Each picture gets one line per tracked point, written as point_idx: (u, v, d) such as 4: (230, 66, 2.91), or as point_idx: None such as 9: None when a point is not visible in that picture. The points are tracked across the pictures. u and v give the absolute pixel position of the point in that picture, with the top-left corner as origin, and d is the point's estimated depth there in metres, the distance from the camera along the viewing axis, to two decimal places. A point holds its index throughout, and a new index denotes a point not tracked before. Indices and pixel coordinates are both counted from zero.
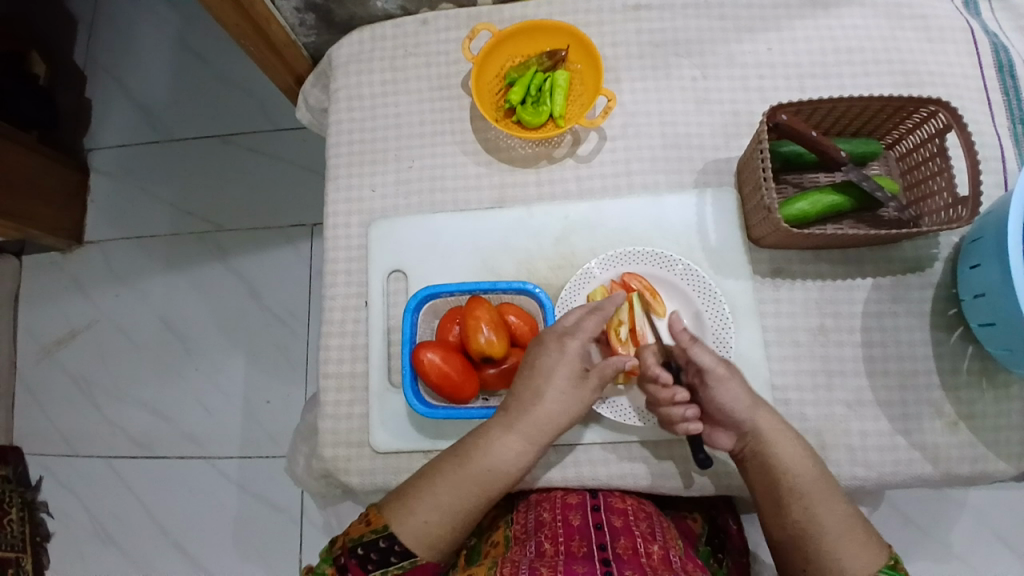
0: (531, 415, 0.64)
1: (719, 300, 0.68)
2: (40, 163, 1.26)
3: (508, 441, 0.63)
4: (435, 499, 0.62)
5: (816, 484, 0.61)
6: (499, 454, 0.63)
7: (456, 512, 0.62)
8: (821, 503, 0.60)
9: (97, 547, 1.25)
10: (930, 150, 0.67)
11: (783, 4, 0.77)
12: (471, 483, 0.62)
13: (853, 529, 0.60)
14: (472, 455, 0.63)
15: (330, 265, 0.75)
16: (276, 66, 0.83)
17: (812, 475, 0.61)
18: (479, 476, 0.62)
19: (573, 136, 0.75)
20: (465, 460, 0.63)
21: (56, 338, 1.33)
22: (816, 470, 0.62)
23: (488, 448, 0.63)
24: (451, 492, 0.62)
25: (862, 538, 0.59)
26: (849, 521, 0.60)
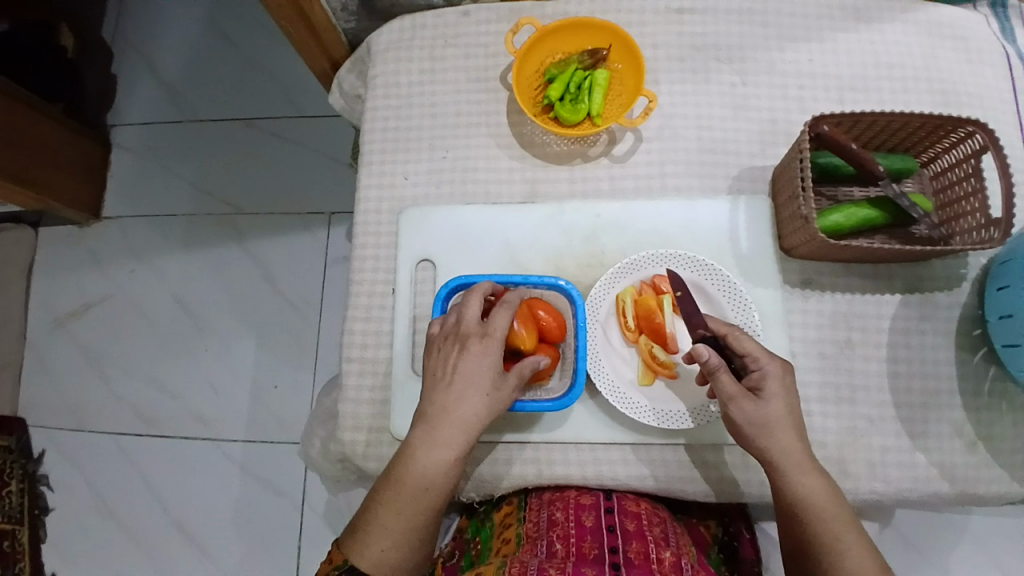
0: (437, 417, 0.62)
1: (749, 307, 0.68)
2: (63, 134, 1.26)
3: (428, 443, 0.62)
4: (384, 527, 0.62)
5: (821, 492, 0.59)
6: (423, 467, 0.62)
7: (406, 534, 0.62)
8: (827, 506, 0.59)
9: (95, 522, 1.25)
10: (966, 170, 0.67)
11: (826, 16, 0.77)
12: (409, 502, 0.62)
13: (848, 527, 0.59)
14: (400, 475, 0.62)
15: (359, 250, 0.75)
16: (314, 48, 0.83)
17: (814, 478, 0.60)
18: (413, 495, 0.62)
19: (610, 135, 0.76)
20: (395, 481, 0.62)
21: (68, 310, 1.33)
22: (817, 470, 0.60)
23: (411, 464, 0.62)
24: (393, 517, 0.62)
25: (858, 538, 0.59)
26: (845, 519, 0.59)
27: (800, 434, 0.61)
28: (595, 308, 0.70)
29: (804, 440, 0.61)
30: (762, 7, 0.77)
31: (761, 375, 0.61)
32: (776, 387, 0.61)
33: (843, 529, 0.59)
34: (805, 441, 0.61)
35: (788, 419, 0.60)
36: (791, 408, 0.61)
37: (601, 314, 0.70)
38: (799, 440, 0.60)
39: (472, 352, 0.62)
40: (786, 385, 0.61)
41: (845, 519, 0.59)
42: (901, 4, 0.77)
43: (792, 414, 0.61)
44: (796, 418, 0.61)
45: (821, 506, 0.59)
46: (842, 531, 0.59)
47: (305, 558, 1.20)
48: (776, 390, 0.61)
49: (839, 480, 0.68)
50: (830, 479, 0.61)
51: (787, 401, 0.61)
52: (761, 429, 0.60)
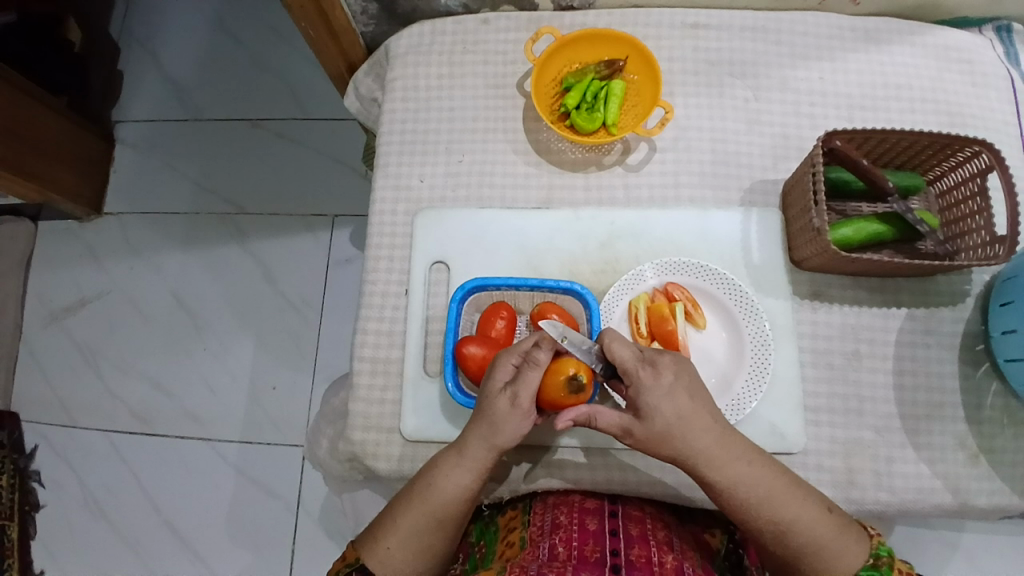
0: (468, 433, 0.63)
1: (761, 317, 0.69)
2: (67, 128, 1.26)
3: (454, 467, 0.63)
4: (400, 533, 0.63)
5: (741, 480, 0.60)
6: (449, 484, 0.63)
7: (419, 543, 0.63)
8: (753, 490, 0.60)
9: (87, 521, 1.23)
10: (971, 189, 0.69)
11: (837, 36, 0.79)
12: (430, 516, 0.63)
13: (784, 501, 0.61)
14: (426, 487, 0.63)
15: (373, 251, 0.75)
16: (332, 51, 0.84)
17: (730, 467, 0.60)
18: (435, 509, 0.63)
19: (624, 145, 0.77)
20: (421, 491, 0.63)
21: (66, 306, 1.32)
22: (732, 458, 0.60)
23: (437, 477, 0.63)
24: (412, 526, 0.63)
25: (796, 511, 0.61)
26: (779, 494, 0.61)
27: (702, 429, 0.59)
28: (608, 313, 0.70)
29: (711, 434, 0.59)
30: (775, 25, 0.79)
31: (633, 393, 0.59)
32: (648, 401, 0.58)
33: (776, 507, 0.60)
34: (710, 435, 0.59)
35: (681, 428, 0.59)
36: (678, 414, 0.58)
37: (615, 320, 0.70)
38: (708, 440, 0.59)
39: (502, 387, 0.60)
40: (663, 390, 0.59)
41: (780, 495, 0.61)
42: (910, 27, 0.79)
43: (680, 417, 0.59)
44: (687, 420, 0.59)
45: (745, 492, 0.60)
46: (773, 511, 0.60)
47: (300, 561, 1.19)
48: (653, 403, 0.58)
49: (846, 490, 0.69)
50: (754, 458, 0.61)
51: (669, 407, 0.58)
52: (653, 445, 0.60)
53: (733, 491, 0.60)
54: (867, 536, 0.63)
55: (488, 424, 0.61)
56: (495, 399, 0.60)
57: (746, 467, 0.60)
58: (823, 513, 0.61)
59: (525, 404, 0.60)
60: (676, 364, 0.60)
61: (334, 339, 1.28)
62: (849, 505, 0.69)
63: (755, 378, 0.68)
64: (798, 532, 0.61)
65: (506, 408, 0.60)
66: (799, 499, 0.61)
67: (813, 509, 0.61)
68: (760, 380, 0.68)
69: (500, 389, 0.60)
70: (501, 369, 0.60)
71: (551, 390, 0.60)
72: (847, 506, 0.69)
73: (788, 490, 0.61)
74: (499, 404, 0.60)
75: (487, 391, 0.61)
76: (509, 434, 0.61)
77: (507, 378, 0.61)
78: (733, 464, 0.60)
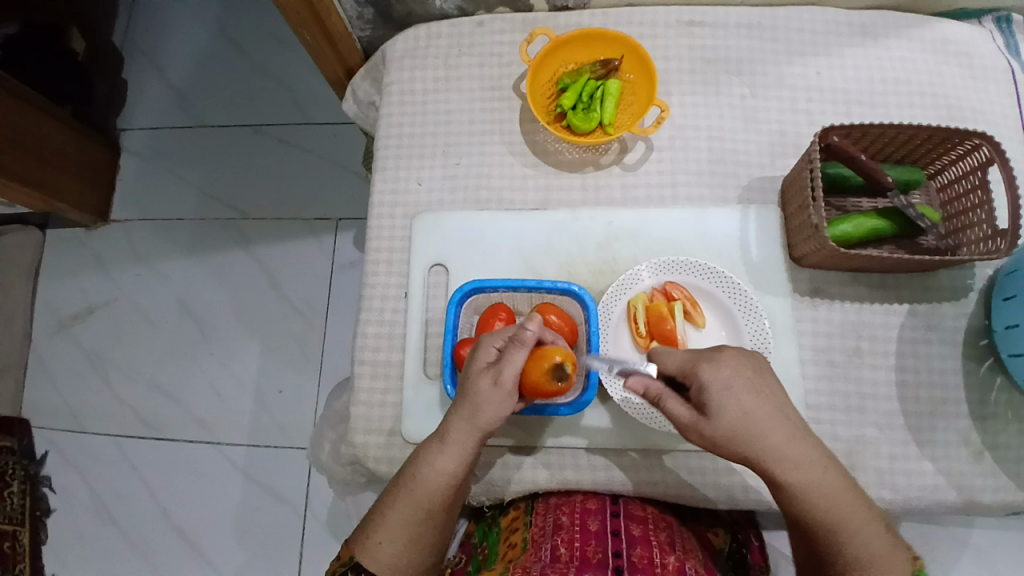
0: (450, 419, 0.63)
1: (760, 316, 0.68)
2: (72, 138, 1.27)
3: (437, 451, 0.63)
4: (390, 524, 0.63)
5: (806, 484, 0.56)
6: (433, 469, 0.63)
7: (411, 535, 0.63)
8: (820, 495, 0.56)
9: (97, 526, 1.24)
10: (972, 183, 0.68)
11: (834, 31, 0.79)
12: (417, 505, 0.63)
13: (840, 510, 0.57)
14: (412, 478, 0.63)
15: (372, 254, 0.76)
16: (329, 56, 0.84)
17: (800, 470, 0.56)
18: (422, 498, 0.63)
19: (620, 144, 0.77)
20: (407, 483, 0.63)
21: (74, 313, 1.33)
22: (802, 460, 0.56)
23: (422, 467, 0.63)
24: (400, 518, 0.63)
25: (860, 524, 0.57)
26: (846, 505, 0.57)
27: (769, 428, 0.56)
28: (607, 312, 0.70)
29: (782, 433, 0.56)
30: (771, 22, 0.79)
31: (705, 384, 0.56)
32: (729, 387, 0.56)
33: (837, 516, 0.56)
34: (779, 433, 0.56)
35: (740, 427, 0.55)
36: (749, 409, 0.55)
37: (613, 320, 0.70)
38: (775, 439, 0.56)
39: (485, 368, 0.61)
40: (723, 382, 0.56)
41: (847, 505, 0.57)
42: (908, 21, 0.79)
43: (750, 413, 0.55)
44: (757, 415, 0.55)
45: (804, 498, 0.57)
46: (838, 519, 0.56)
47: (306, 564, 1.20)
48: (726, 395, 0.55)
49: None
50: (824, 465, 0.57)
51: (728, 402, 0.55)
52: (722, 442, 0.56)
53: (798, 494, 0.56)
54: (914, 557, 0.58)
55: (470, 407, 0.61)
56: (476, 378, 0.61)
57: (816, 470, 0.56)
58: (883, 530, 0.57)
59: (505, 380, 0.60)
60: (738, 359, 0.57)
61: (338, 342, 1.28)
62: None
63: None
64: (854, 547, 0.56)
65: (488, 387, 0.60)
66: (864, 511, 0.57)
67: (876, 524, 0.57)
68: None
69: (481, 369, 0.61)
70: (484, 348, 0.61)
71: (534, 374, 0.59)
72: None
73: (852, 501, 0.57)
74: (481, 384, 0.61)
75: (468, 372, 0.62)
76: (492, 412, 0.61)
77: (489, 359, 0.61)
78: (803, 466, 0.56)
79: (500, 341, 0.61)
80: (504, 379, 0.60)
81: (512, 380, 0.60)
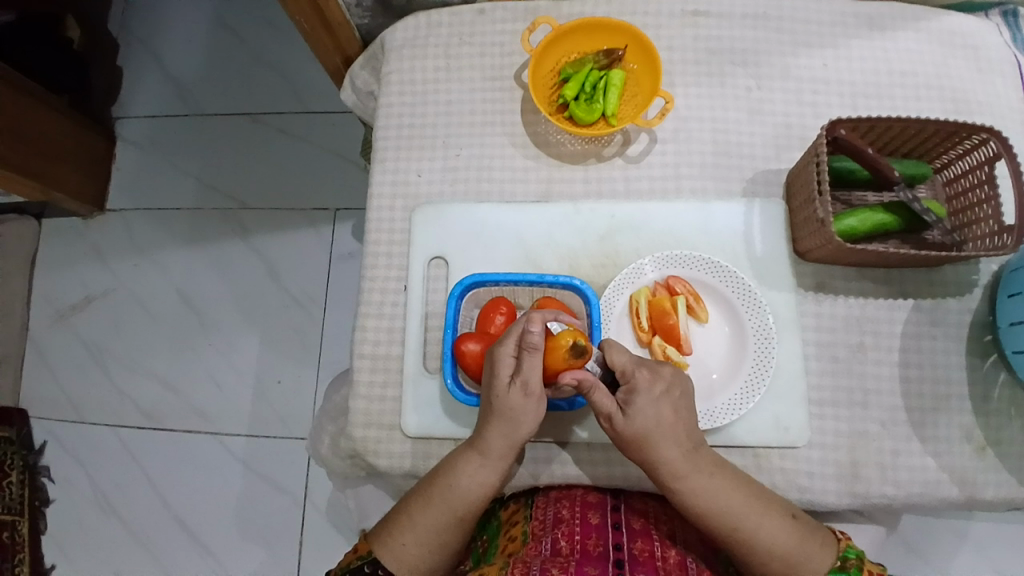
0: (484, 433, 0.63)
1: (765, 311, 0.68)
2: (67, 126, 1.25)
3: (474, 465, 0.63)
4: (415, 528, 0.64)
5: (703, 491, 0.61)
6: (469, 481, 0.64)
7: (436, 540, 0.64)
8: (716, 500, 0.61)
9: (97, 516, 1.24)
10: (978, 177, 0.67)
11: (840, 23, 0.77)
12: (450, 514, 0.64)
13: (743, 512, 0.61)
14: (446, 486, 0.64)
15: (372, 247, 0.75)
16: (327, 45, 0.83)
17: (694, 479, 0.61)
18: (454, 507, 0.64)
19: (624, 137, 0.76)
20: (441, 491, 0.64)
21: (72, 304, 1.32)
22: (695, 470, 0.61)
23: (457, 477, 0.64)
24: (430, 524, 0.64)
25: (759, 522, 0.61)
26: (747, 507, 0.61)
27: (672, 440, 0.61)
28: (609, 307, 0.69)
29: (679, 446, 0.61)
30: (777, 12, 0.77)
31: (623, 395, 0.60)
32: (648, 403, 0.60)
33: (739, 518, 0.61)
34: (679, 444, 0.61)
35: (652, 436, 0.60)
36: (658, 421, 0.60)
37: (615, 314, 0.69)
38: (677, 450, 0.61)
39: (514, 382, 0.60)
40: (654, 396, 0.60)
41: (747, 508, 0.61)
42: (914, 13, 0.77)
43: (659, 425, 0.60)
44: (665, 427, 0.60)
45: (704, 503, 0.61)
46: (736, 521, 0.61)
47: (306, 554, 1.19)
48: (641, 407, 0.59)
49: (850, 483, 0.68)
50: (719, 470, 0.62)
51: (652, 413, 0.60)
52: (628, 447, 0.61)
53: (699, 499, 0.61)
54: (834, 539, 0.63)
55: (504, 421, 0.61)
56: (506, 394, 0.60)
57: (712, 478, 0.61)
58: (788, 522, 0.62)
59: (536, 386, 0.60)
60: (675, 374, 0.62)
61: (337, 334, 1.27)
62: (855, 498, 0.68)
63: (758, 372, 0.67)
64: (760, 541, 0.61)
65: (521, 400, 0.60)
66: (764, 510, 0.62)
67: (777, 522, 0.62)
68: (763, 374, 0.67)
69: (507, 383, 0.60)
70: (503, 365, 0.60)
71: (555, 362, 0.59)
72: (852, 500, 0.68)
73: (757, 500, 0.62)
74: (513, 399, 0.60)
75: (495, 389, 0.61)
76: (528, 426, 0.62)
77: (511, 370, 0.60)
78: (698, 475, 0.61)
79: (512, 347, 0.60)
80: (536, 384, 0.60)
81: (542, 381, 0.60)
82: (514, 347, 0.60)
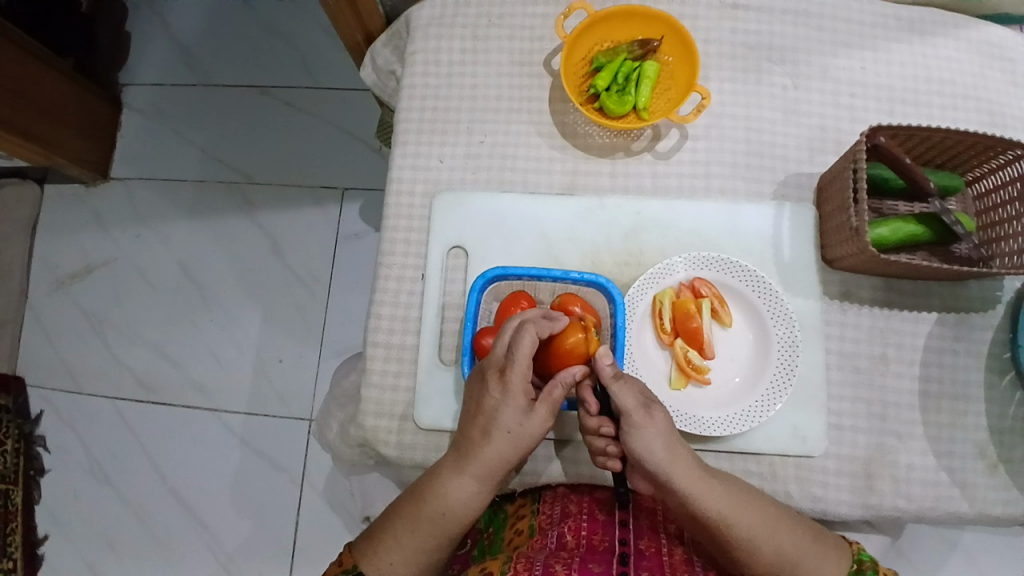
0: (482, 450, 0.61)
1: (793, 321, 0.66)
2: (72, 90, 1.22)
3: (463, 484, 0.62)
4: (403, 548, 0.62)
5: (728, 504, 0.60)
6: (456, 501, 0.62)
7: (426, 557, 0.63)
8: (740, 513, 0.60)
9: (91, 487, 1.23)
10: (1010, 194, 0.65)
11: (881, 24, 0.75)
12: (440, 532, 0.62)
13: (765, 518, 0.61)
14: (436, 507, 0.62)
15: (390, 232, 0.73)
16: (349, 20, 0.80)
17: (717, 491, 0.60)
18: (440, 527, 0.62)
19: (654, 131, 0.73)
20: (430, 512, 0.62)
21: (72, 272, 1.30)
22: (714, 480, 0.61)
23: (448, 498, 0.62)
24: (419, 544, 0.62)
25: (781, 526, 0.61)
26: (771, 517, 0.61)
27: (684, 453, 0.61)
28: (632, 306, 0.68)
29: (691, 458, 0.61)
30: (818, 9, 0.75)
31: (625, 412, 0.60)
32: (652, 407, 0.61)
33: (767, 531, 0.60)
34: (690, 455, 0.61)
35: (670, 445, 0.60)
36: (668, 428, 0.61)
37: (638, 314, 0.68)
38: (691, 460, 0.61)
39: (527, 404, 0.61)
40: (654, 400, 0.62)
41: (770, 520, 0.61)
42: (956, 19, 0.75)
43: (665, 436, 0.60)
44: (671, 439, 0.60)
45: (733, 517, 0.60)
46: (763, 530, 0.60)
47: (301, 535, 1.19)
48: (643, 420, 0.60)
49: (864, 495, 0.67)
50: (731, 480, 0.62)
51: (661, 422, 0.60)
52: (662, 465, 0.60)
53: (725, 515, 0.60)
54: (847, 544, 0.64)
55: (511, 440, 0.61)
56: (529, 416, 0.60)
57: (731, 486, 0.61)
58: (804, 526, 0.62)
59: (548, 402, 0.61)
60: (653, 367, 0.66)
61: (342, 316, 1.26)
62: (867, 510, 0.67)
63: (780, 381, 0.66)
64: (789, 547, 0.61)
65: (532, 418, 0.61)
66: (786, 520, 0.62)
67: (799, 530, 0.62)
68: (785, 384, 0.66)
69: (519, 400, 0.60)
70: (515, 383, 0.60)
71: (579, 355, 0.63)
72: (864, 512, 0.67)
73: (773, 506, 0.62)
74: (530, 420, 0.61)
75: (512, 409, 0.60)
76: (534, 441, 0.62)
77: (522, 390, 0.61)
78: (718, 484, 0.61)
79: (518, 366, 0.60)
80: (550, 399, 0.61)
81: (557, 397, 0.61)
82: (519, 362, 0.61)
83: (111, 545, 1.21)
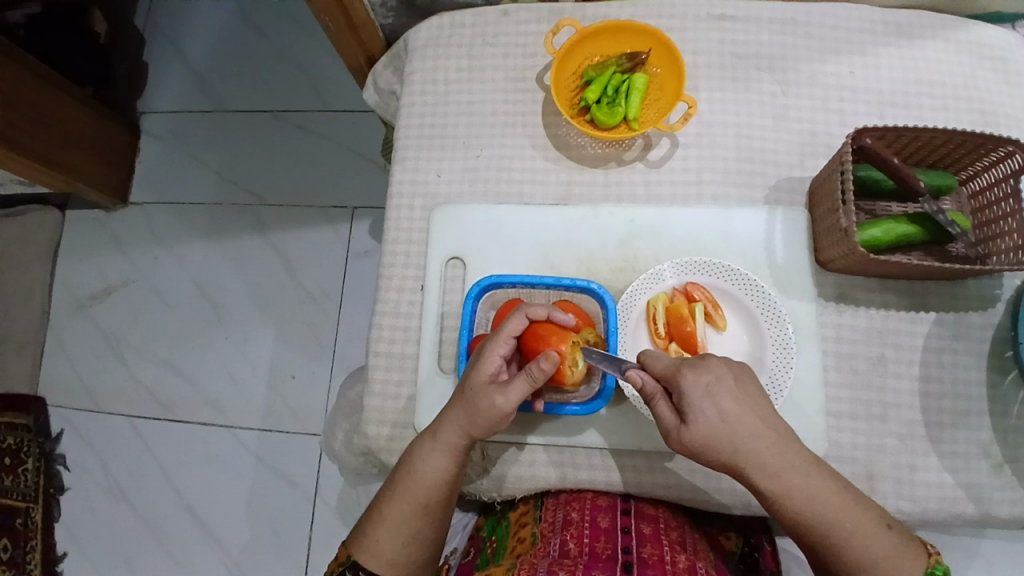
0: (444, 418, 0.63)
1: (785, 322, 0.67)
2: (91, 118, 1.27)
3: (431, 453, 0.63)
4: (386, 523, 0.65)
5: (792, 488, 0.57)
6: (427, 468, 0.63)
7: (408, 530, 0.65)
8: (803, 501, 0.57)
9: (109, 504, 1.25)
10: (1004, 191, 0.65)
11: (868, 30, 0.76)
12: (415, 502, 0.64)
13: (831, 511, 0.57)
14: (407, 476, 0.64)
15: (390, 246, 0.75)
16: (351, 43, 0.83)
17: (786, 476, 0.57)
18: (417, 496, 0.64)
19: (645, 140, 0.75)
20: (402, 480, 0.65)
21: (92, 293, 1.34)
22: (784, 466, 0.57)
23: (416, 465, 0.64)
24: (397, 516, 0.65)
25: (850, 526, 0.58)
26: (836, 511, 0.57)
27: (751, 434, 0.56)
28: (626, 312, 0.69)
29: (762, 440, 0.56)
30: (805, 17, 0.76)
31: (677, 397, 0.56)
32: (698, 403, 0.55)
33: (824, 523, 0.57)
34: (761, 439, 0.56)
35: (722, 431, 0.56)
36: (723, 418, 0.56)
37: (633, 319, 0.69)
38: (760, 443, 0.56)
39: (498, 389, 0.60)
40: (704, 391, 0.55)
41: (826, 508, 0.57)
42: (944, 23, 0.76)
43: (724, 421, 0.56)
44: (732, 423, 0.56)
45: (794, 501, 0.57)
46: (827, 525, 0.58)
47: (313, 549, 1.20)
48: (698, 406, 0.55)
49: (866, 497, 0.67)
50: (810, 469, 0.57)
51: (712, 411, 0.55)
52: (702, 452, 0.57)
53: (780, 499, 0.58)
54: (923, 553, 0.59)
55: (466, 408, 0.62)
56: (485, 396, 0.60)
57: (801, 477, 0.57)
58: (881, 530, 0.58)
59: (510, 400, 0.60)
60: (720, 364, 0.57)
61: (351, 331, 1.28)
62: None
63: (777, 380, 0.66)
64: (852, 546, 0.58)
65: (493, 402, 0.60)
66: (851, 510, 0.58)
67: (866, 527, 0.58)
68: (782, 383, 0.67)
69: (487, 381, 0.61)
70: (489, 359, 0.61)
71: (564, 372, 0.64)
72: None
73: (851, 498, 0.58)
74: (485, 399, 0.60)
75: (473, 383, 0.61)
76: (488, 425, 0.61)
77: (494, 368, 0.61)
78: (786, 471, 0.57)
79: (505, 348, 0.61)
80: (510, 400, 0.60)
81: (515, 405, 0.60)
82: (508, 348, 0.62)
83: (129, 562, 1.23)
